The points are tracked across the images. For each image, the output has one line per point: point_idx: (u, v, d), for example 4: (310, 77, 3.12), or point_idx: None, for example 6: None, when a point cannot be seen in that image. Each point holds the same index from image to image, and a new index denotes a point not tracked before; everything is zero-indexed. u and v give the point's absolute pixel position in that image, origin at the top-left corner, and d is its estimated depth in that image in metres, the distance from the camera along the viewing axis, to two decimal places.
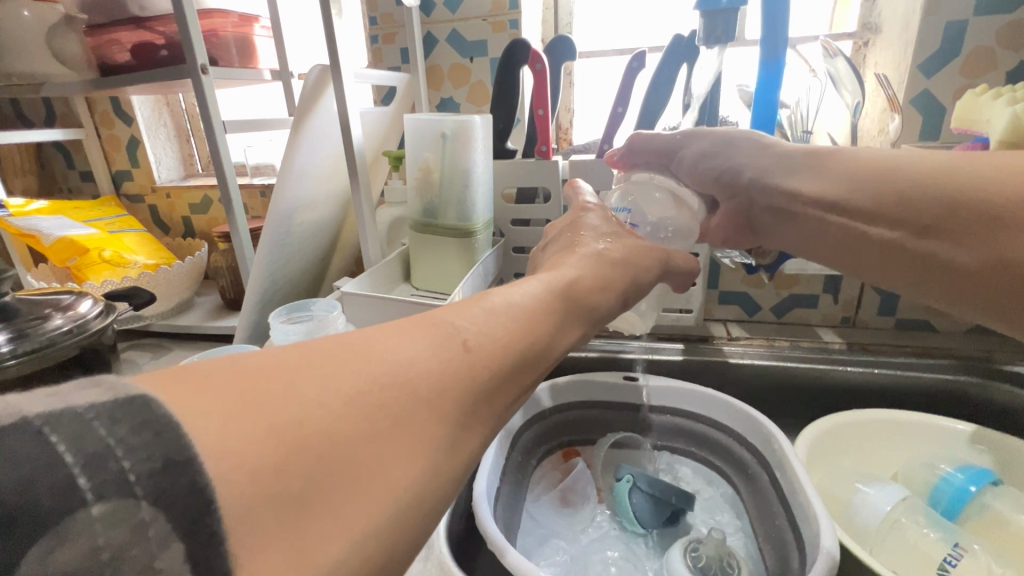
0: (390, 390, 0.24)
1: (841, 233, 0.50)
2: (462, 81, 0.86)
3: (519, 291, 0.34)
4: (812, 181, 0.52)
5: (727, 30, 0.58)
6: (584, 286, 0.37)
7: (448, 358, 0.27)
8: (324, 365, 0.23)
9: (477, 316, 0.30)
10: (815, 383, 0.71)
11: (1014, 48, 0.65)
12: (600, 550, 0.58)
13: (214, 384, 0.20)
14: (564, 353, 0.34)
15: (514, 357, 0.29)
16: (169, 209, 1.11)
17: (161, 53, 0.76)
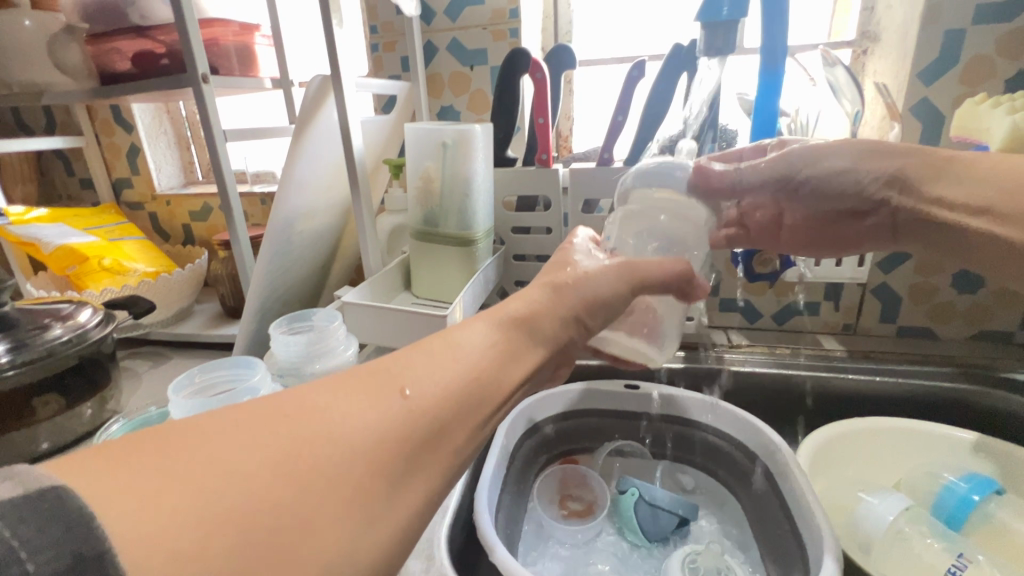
0: (319, 445, 0.25)
1: (972, 239, 0.47)
2: (462, 89, 0.86)
3: (463, 334, 0.35)
4: (958, 188, 0.48)
5: (728, 39, 0.58)
6: (535, 320, 0.38)
7: (384, 408, 0.28)
8: (246, 427, 0.24)
9: (416, 363, 0.31)
10: (817, 391, 0.71)
11: (1012, 58, 0.65)
12: (596, 562, 0.57)
13: (133, 458, 0.22)
14: (517, 385, 0.35)
15: (455, 398, 0.31)
16: (169, 216, 1.11)
17: (161, 62, 0.76)
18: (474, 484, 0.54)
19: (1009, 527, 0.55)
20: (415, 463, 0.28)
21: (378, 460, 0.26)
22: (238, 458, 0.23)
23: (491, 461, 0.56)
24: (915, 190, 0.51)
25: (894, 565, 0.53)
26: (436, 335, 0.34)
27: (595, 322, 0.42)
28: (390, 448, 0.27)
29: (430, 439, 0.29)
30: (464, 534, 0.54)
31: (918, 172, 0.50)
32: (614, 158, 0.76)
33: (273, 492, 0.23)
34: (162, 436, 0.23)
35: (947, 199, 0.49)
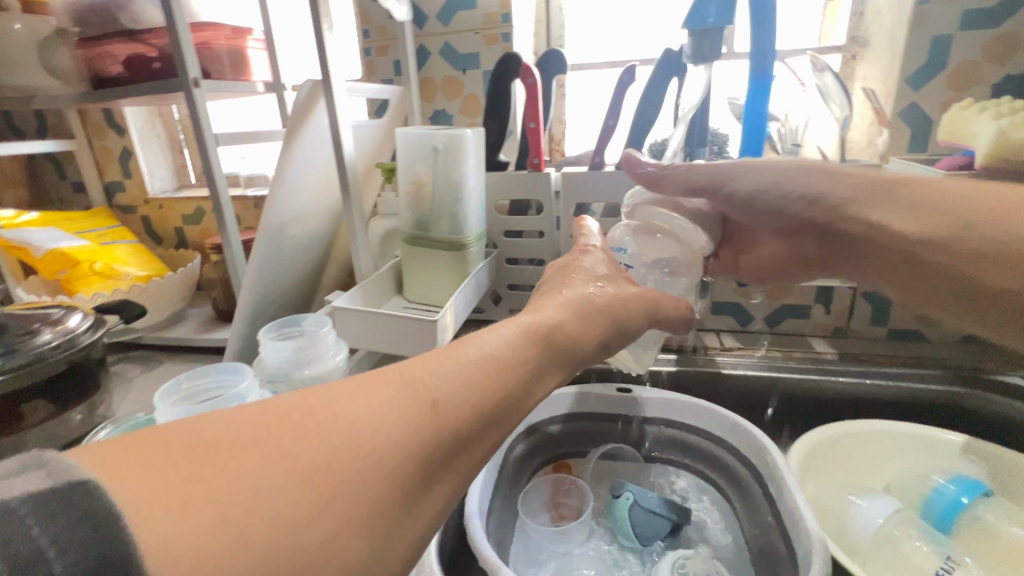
0: (333, 446, 0.24)
1: (929, 270, 0.43)
2: (454, 93, 0.86)
3: (494, 342, 0.33)
4: (898, 218, 0.45)
5: (715, 47, 0.58)
6: (562, 335, 0.37)
7: (413, 420, 0.27)
8: (259, 424, 0.23)
9: (449, 374, 0.30)
10: (808, 394, 0.71)
11: (1000, 62, 0.65)
12: (582, 567, 0.57)
13: (142, 453, 0.21)
14: (540, 402, 0.34)
15: (481, 414, 0.29)
16: (162, 220, 1.11)
17: (154, 65, 0.76)
18: (467, 488, 0.54)
19: (1000, 530, 0.55)
20: (428, 469, 0.26)
21: (395, 467, 0.25)
22: (248, 456, 0.22)
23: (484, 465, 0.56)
24: (846, 215, 0.48)
25: (878, 567, 0.54)
26: (468, 341, 0.33)
27: (614, 345, 0.43)
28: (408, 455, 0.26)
29: (448, 454, 0.28)
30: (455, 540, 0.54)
31: (852, 196, 0.48)
32: (606, 162, 0.76)
33: (282, 492, 0.22)
34: (173, 431, 0.22)
35: (898, 226, 0.44)
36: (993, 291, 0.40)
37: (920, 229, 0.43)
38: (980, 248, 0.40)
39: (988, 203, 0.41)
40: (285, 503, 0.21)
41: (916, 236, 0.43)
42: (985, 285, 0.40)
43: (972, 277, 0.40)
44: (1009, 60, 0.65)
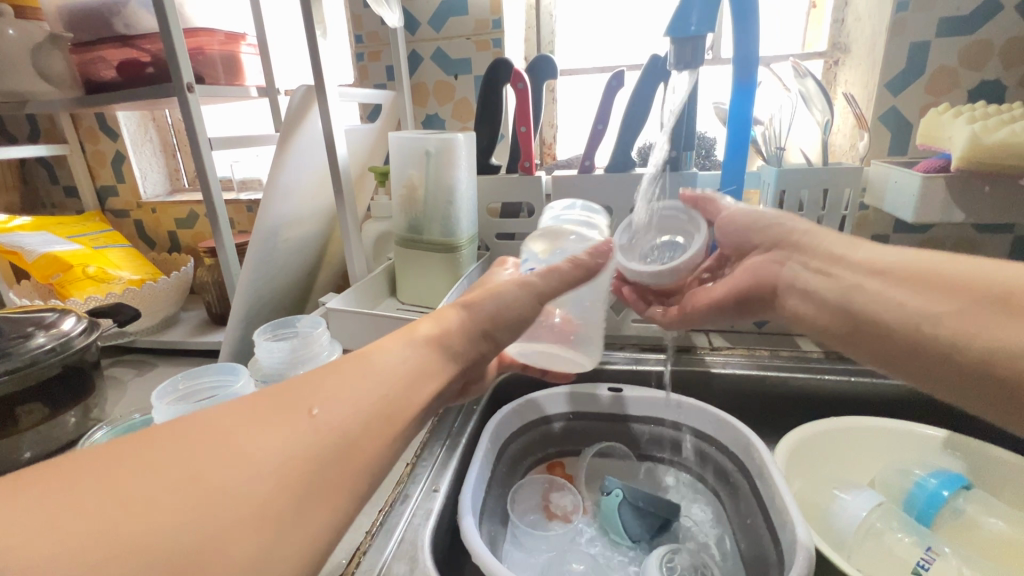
0: (232, 458, 0.25)
1: (855, 306, 0.44)
2: (446, 98, 0.87)
3: (377, 354, 0.35)
4: (854, 251, 0.46)
5: (696, 53, 0.59)
6: (442, 335, 0.39)
7: (290, 430, 0.28)
8: (183, 435, 0.26)
9: (328, 385, 0.31)
10: (794, 392, 0.73)
11: (975, 68, 0.68)
12: (569, 562, 0.58)
13: (130, 463, 0.24)
14: (429, 397, 0.36)
15: (367, 413, 0.31)
16: (155, 224, 1.11)
17: (147, 70, 0.76)
18: (460, 489, 0.54)
19: (980, 523, 0.57)
20: (331, 468, 0.28)
21: (291, 468, 0.26)
22: (181, 463, 0.24)
23: (475, 467, 0.57)
24: (802, 251, 0.50)
25: (863, 561, 0.55)
26: (352, 356, 0.34)
27: (505, 335, 0.43)
28: (301, 463, 0.27)
29: (342, 455, 0.29)
30: (448, 538, 0.54)
31: (823, 238, 0.50)
32: (596, 165, 0.77)
33: (245, 498, 0.24)
34: (138, 442, 0.25)
35: (853, 256, 0.46)
36: (881, 333, 0.41)
37: (870, 264, 0.44)
38: (906, 279, 0.41)
39: (939, 261, 0.40)
40: (252, 506, 0.24)
41: (857, 269, 0.45)
42: (878, 326, 0.42)
43: (873, 313, 0.42)
44: (983, 66, 0.67)
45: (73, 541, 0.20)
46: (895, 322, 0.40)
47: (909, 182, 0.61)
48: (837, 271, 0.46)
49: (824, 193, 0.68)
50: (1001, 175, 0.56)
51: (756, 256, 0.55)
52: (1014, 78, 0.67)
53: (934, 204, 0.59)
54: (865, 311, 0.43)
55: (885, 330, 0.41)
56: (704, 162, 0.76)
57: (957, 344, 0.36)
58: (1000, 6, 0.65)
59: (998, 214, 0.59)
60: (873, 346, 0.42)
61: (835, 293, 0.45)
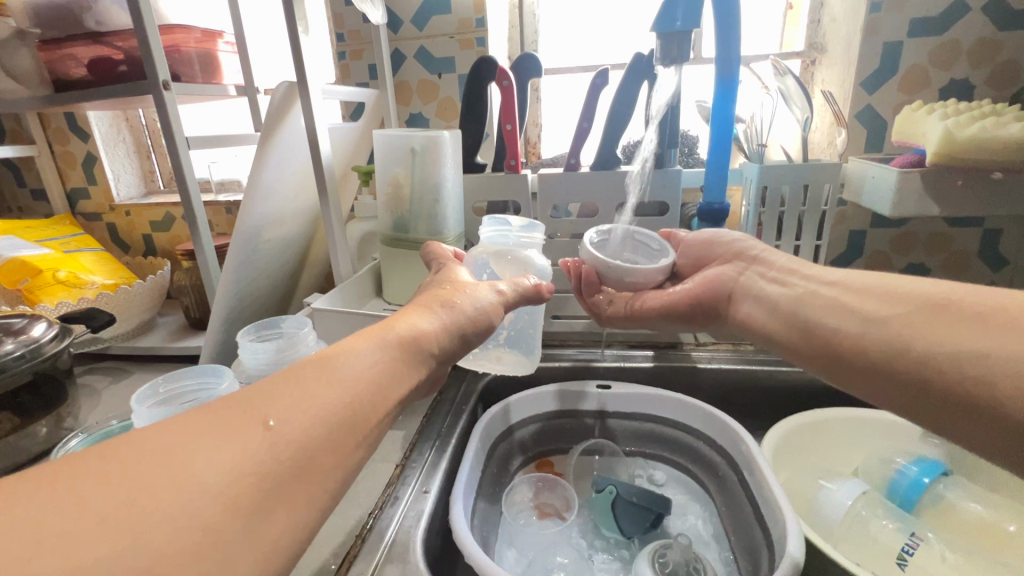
0: (185, 478, 0.24)
1: (804, 321, 0.44)
2: (430, 97, 0.87)
3: (343, 357, 0.34)
4: (818, 267, 0.48)
5: (682, 50, 0.60)
6: (416, 338, 0.40)
7: (244, 442, 0.27)
8: (155, 446, 0.25)
9: (285, 394, 0.30)
10: (778, 385, 0.74)
11: (945, 68, 0.70)
12: (553, 556, 0.59)
13: (112, 470, 0.24)
14: (396, 405, 0.36)
15: (328, 423, 0.30)
16: (128, 227, 1.08)
17: (120, 68, 0.74)
18: (452, 491, 0.54)
19: (958, 507, 0.58)
20: (290, 482, 0.27)
21: (240, 486, 0.25)
22: (154, 475, 0.24)
23: (467, 467, 0.57)
24: (768, 266, 0.53)
25: (854, 553, 0.55)
26: (315, 360, 0.33)
27: (476, 341, 0.47)
28: (255, 477, 0.26)
29: (298, 468, 0.28)
30: (440, 540, 0.54)
31: (787, 259, 0.52)
32: (581, 163, 0.77)
33: (224, 509, 0.24)
34: (117, 449, 0.25)
35: (816, 274, 0.47)
36: (837, 344, 0.41)
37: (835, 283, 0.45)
38: (860, 291, 0.42)
39: (881, 279, 0.41)
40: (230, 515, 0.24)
41: (821, 285, 0.46)
42: (833, 337, 0.41)
43: (831, 326, 0.42)
44: (952, 66, 0.70)
45: (56, 547, 0.20)
46: (848, 333, 0.40)
47: (885, 177, 0.62)
48: (803, 287, 0.47)
49: (805, 188, 0.69)
50: (973, 169, 0.58)
51: (716, 267, 0.59)
52: (980, 78, 0.69)
53: (910, 198, 0.61)
54: (826, 326, 0.42)
55: (838, 343, 0.40)
56: (687, 160, 0.78)
57: (891, 345, 0.36)
58: (967, 9, 0.67)
59: (971, 206, 0.60)
60: (825, 358, 0.42)
61: (795, 307, 0.46)
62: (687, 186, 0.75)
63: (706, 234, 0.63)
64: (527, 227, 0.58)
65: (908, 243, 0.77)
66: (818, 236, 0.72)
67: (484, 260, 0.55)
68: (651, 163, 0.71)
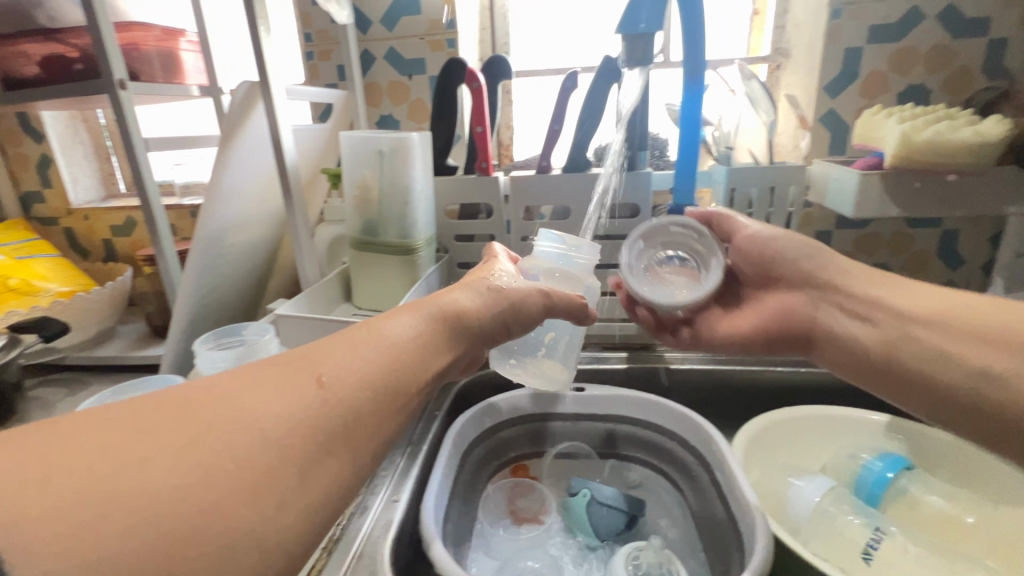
0: (238, 432, 0.26)
1: (909, 367, 0.45)
2: (401, 98, 0.85)
3: (389, 325, 0.36)
4: (905, 299, 0.48)
5: (646, 54, 0.60)
6: (459, 314, 0.40)
7: (300, 396, 0.29)
8: (206, 402, 0.27)
9: (334, 355, 0.32)
10: (749, 384, 0.75)
11: (902, 73, 0.72)
12: (522, 559, 0.57)
13: (93, 455, 0.23)
14: (437, 375, 0.37)
15: (374, 388, 0.32)
16: (87, 231, 1.03)
17: (76, 66, 0.71)
18: (424, 496, 0.53)
19: (920, 500, 0.60)
20: (335, 440, 0.29)
21: (291, 438, 0.27)
22: (197, 434, 0.25)
23: (439, 472, 0.56)
24: (849, 294, 0.52)
25: (821, 547, 0.55)
26: (362, 326, 0.35)
27: (516, 330, 0.46)
28: (308, 429, 0.28)
29: (346, 425, 0.30)
30: (410, 550, 0.53)
31: (865, 282, 0.51)
32: (553, 165, 0.77)
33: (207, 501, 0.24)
34: (156, 409, 0.26)
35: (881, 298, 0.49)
36: (954, 397, 0.41)
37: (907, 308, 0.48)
38: (966, 337, 0.42)
39: (983, 325, 0.42)
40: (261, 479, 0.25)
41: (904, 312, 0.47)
42: (949, 389, 0.41)
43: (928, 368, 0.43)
44: (909, 71, 0.72)
45: None
46: (965, 388, 0.40)
47: (847, 180, 0.64)
48: (895, 327, 0.47)
49: (771, 190, 0.70)
50: (929, 172, 0.59)
51: (788, 287, 0.57)
52: (937, 83, 0.72)
53: (872, 199, 0.62)
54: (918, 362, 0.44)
55: (957, 396, 0.41)
56: (658, 162, 0.78)
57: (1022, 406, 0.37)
58: (921, 16, 0.69)
59: (933, 207, 0.61)
60: (939, 409, 0.42)
61: (893, 351, 0.46)
62: (657, 189, 0.76)
63: (767, 234, 0.58)
64: (586, 244, 0.54)
65: (871, 243, 0.79)
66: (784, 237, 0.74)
67: (534, 273, 0.53)
68: (621, 165, 0.71)
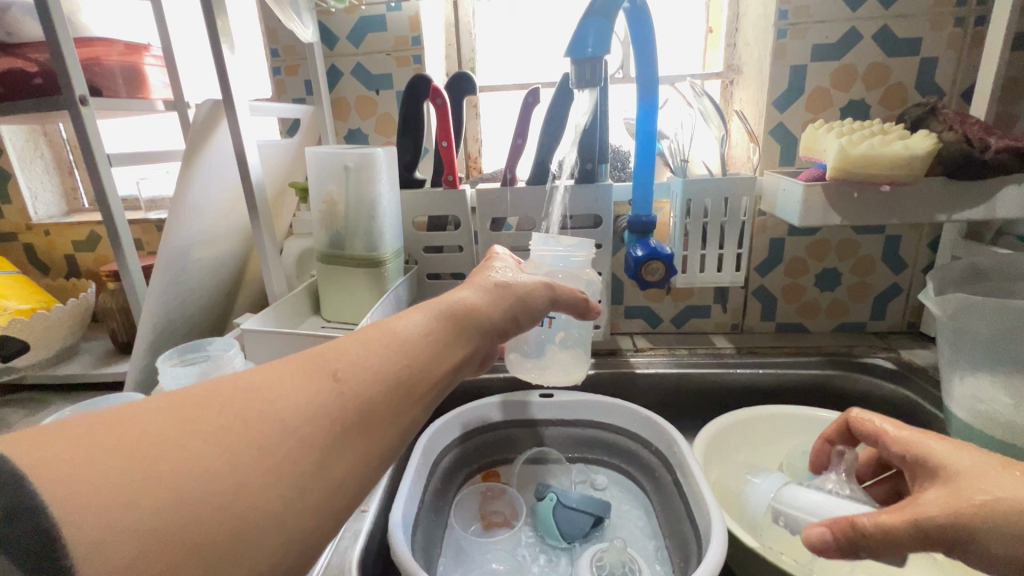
0: (252, 422, 0.26)
1: None
2: (369, 112, 0.86)
3: (402, 323, 0.36)
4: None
5: (596, 74, 0.63)
6: (471, 311, 0.40)
7: (316, 390, 0.29)
8: (223, 391, 0.27)
9: (348, 349, 0.32)
10: (711, 387, 0.78)
11: (844, 89, 0.77)
12: (485, 563, 0.59)
13: (77, 440, 0.23)
14: (452, 371, 0.37)
15: (389, 382, 0.32)
16: (48, 248, 1.01)
17: (34, 80, 0.69)
18: (392, 503, 0.54)
19: None
20: (346, 437, 0.29)
21: (312, 427, 0.28)
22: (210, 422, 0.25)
23: (409, 479, 0.57)
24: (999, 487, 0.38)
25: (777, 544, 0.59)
26: (376, 325, 0.35)
27: (527, 322, 0.47)
28: (325, 422, 0.28)
29: (363, 417, 0.30)
30: (379, 557, 0.54)
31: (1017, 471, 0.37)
32: (518, 178, 0.79)
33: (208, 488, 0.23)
34: (165, 399, 0.26)
35: (939, 512, 0.37)
36: None
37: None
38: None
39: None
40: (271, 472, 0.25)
41: (999, 521, 0.35)
42: None
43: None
44: (851, 87, 0.76)
45: None
46: None
47: (794, 190, 0.67)
48: None
49: (725, 201, 0.74)
50: (867, 182, 0.63)
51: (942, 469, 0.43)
52: (875, 99, 0.77)
53: (816, 208, 0.66)
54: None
55: None
56: (619, 173, 0.82)
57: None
58: (859, 36, 0.74)
59: (871, 215, 0.66)
60: None
61: None
62: (618, 199, 0.79)
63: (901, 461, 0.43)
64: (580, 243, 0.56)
65: (823, 249, 0.83)
66: (739, 246, 0.77)
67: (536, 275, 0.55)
68: (582, 177, 0.73)
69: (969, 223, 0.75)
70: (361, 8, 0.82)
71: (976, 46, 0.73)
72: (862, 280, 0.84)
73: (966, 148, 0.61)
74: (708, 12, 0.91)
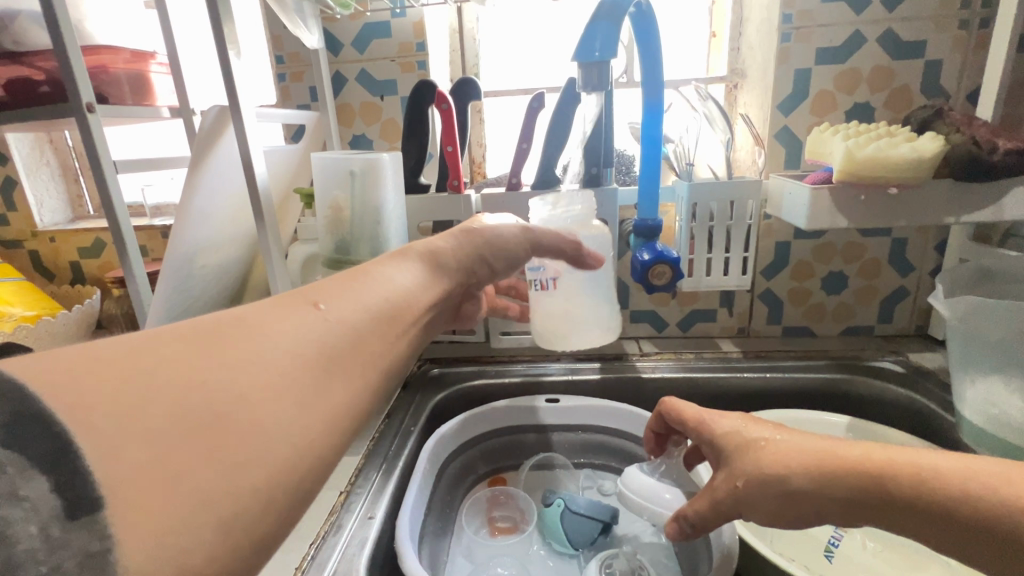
0: (240, 362, 0.27)
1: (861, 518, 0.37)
2: (373, 118, 0.87)
3: (383, 267, 0.39)
4: None
5: (602, 77, 0.63)
6: (445, 254, 0.45)
7: (303, 317, 0.31)
8: (214, 325, 0.28)
9: (331, 286, 0.35)
10: (719, 391, 0.77)
11: (849, 93, 0.77)
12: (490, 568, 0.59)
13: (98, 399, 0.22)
14: (428, 306, 0.41)
15: (372, 312, 0.35)
16: (53, 254, 1.01)
17: (41, 89, 0.68)
18: (397, 511, 0.53)
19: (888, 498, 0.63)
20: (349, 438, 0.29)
21: (305, 355, 0.29)
22: (212, 368, 0.26)
23: (415, 486, 0.56)
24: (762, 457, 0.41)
25: (790, 549, 0.59)
26: (358, 268, 0.38)
27: (499, 266, 0.51)
28: (314, 348, 0.30)
29: (349, 345, 0.32)
30: (386, 564, 0.53)
31: None
32: (523, 182, 0.79)
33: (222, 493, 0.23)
34: (183, 355, 0.26)
35: (724, 496, 0.41)
36: (892, 519, 0.36)
37: (780, 427, 0.43)
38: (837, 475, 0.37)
39: (821, 461, 0.38)
40: (265, 469, 0.25)
41: (748, 491, 0.40)
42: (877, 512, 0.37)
43: (976, 510, 0.34)
44: (855, 90, 0.76)
45: None
46: (867, 505, 0.37)
47: (800, 194, 0.67)
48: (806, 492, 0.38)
49: (731, 204, 0.73)
50: (874, 186, 0.63)
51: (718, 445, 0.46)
52: (880, 102, 0.77)
53: (823, 212, 0.66)
54: (985, 501, 0.33)
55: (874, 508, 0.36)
56: (624, 178, 0.82)
57: (903, 497, 0.35)
58: (864, 39, 0.74)
59: (876, 217, 0.65)
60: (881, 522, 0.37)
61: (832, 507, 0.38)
62: (623, 203, 0.79)
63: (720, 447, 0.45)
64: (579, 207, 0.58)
65: (828, 252, 0.83)
66: (746, 248, 0.77)
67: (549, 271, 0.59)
68: (588, 182, 0.73)
69: (977, 225, 0.75)
70: (366, 14, 0.82)
71: (981, 48, 0.73)
72: (868, 283, 0.84)
73: (974, 149, 0.60)
74: (712, 16, 0.91)
